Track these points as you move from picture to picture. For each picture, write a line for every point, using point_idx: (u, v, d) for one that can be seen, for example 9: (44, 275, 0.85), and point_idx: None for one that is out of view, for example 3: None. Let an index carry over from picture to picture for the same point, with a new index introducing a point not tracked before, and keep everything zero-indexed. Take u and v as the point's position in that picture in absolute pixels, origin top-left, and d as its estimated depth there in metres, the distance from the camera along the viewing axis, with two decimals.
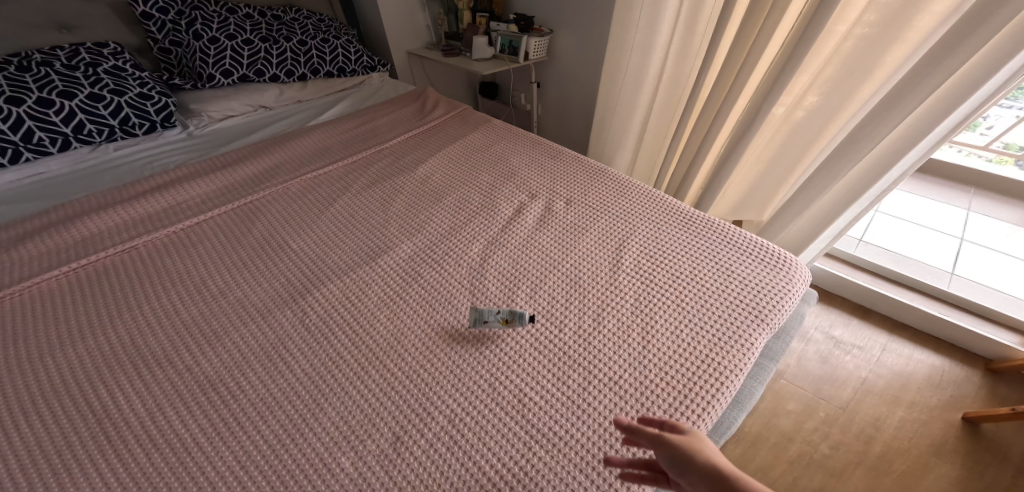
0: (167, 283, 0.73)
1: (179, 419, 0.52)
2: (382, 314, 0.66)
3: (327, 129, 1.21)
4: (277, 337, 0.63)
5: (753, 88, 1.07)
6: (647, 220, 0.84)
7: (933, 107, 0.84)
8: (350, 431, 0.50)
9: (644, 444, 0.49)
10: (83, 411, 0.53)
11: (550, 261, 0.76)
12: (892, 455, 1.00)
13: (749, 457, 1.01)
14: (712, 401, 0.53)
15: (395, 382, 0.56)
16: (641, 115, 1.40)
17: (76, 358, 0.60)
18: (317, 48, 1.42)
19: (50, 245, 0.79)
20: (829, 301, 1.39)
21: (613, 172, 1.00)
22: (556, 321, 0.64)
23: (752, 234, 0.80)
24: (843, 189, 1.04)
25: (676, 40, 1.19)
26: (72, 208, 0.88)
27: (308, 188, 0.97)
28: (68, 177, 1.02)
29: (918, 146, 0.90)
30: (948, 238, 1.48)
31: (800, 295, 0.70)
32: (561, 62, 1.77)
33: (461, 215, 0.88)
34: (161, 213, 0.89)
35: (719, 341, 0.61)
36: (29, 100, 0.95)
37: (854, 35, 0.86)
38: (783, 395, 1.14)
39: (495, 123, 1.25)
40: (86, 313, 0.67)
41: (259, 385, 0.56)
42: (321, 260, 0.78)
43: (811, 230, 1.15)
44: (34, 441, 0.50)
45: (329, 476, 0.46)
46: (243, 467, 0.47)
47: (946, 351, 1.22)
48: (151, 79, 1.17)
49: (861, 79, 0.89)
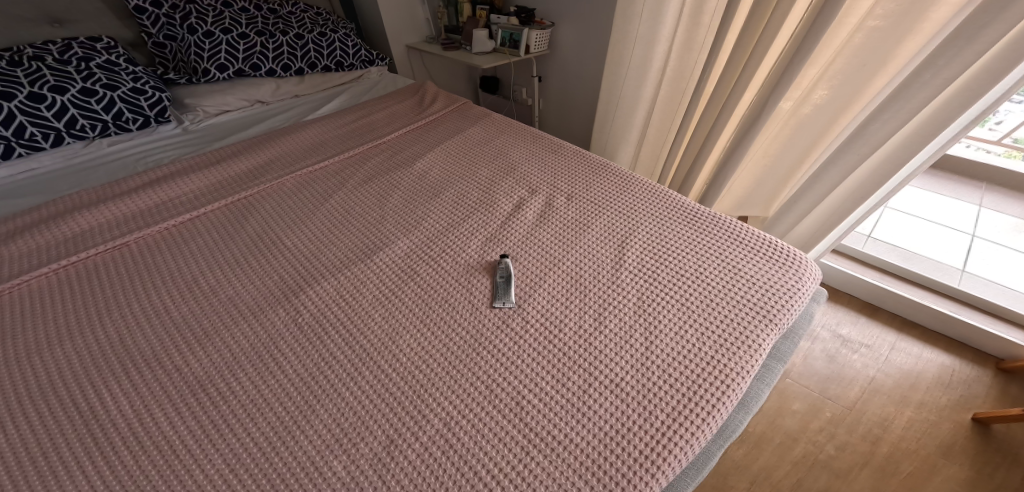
0: (159, 281, 0.71)
1: (167, 421, 0.51)
2: (377, 313, 0.64)
3: (324, 124, 1.19)
4: (270, 337, 0.61)
5: (761, 82, 1.05)
6: (650, 216, 0.82)
7: (950, 101, 0.80)
8: (342, 434, 0.48)
9: (646, 448, 0.47)
10: (69, 412, 0.52)
11: (550, 258, 0.74)
12: (900, 456, 0.98)
13: (753, 458, 0.99)
14: (718, 404, 0.51)
15: (391, 384, 0.54)
16: (645, 109, 1.37)
17: (64, 357, 0.58)
18: (314, 42, 1.40)
19: (39, 241, 0.77)
20: (836, 299, 1.37)
21: (615, 167, 0.98)
22: (556, 321, 0.62)
23: (760, 231, 0.77)
24: (853, 185, 1.01)
25: (680, 32, 1.16)
26: (62, 204, 0.87)
27: (303, 183, 0.95)
28: (60, 173, 1.00)
29: (933, 142, 0.86)
30: (959, 234, 1.45)
31: (810, 294, 0.68)
32: (563, 55, 1.74)
33: (460, 211, 0.86)
34: (154, 208, 0.87)
35: (725, 342, 0.58)
36: (20, 95, 0.93)
37: (867, 27, 0.83)
38: (789, 395, 1.12)
39: (495, 117, 1.22)
40: (75, 312, 0.65)
41: (250, 386, 0.54)
42: (316, 257, 0.76)
43: (819, 226, 1.12)
44: (18, 444, 0.48)
45: (320, 481, 0.44)
46: (232, 471, 0.45)
47: (956, 350, 1.20)
48: (145, 73, 1.14)
49: (872, 71, 0.87)
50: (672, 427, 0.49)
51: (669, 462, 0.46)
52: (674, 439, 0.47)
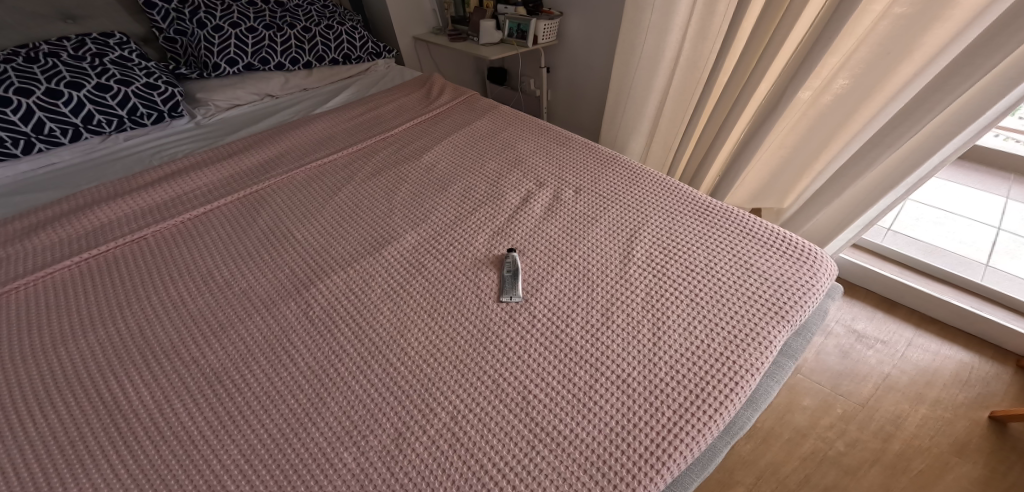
0: (175, 275, 0.72)
1: (186, 412, 0.52)
2: (386, 307, 0.65)
3: (333, 117, 1.19)
4: (283, 330, 0.62)
5: (778, 71, 1.02)
6: (660, 210, 0.81)
7: (985, 88, 0.76)
8: (352, 427, 0.49)
9: (651, 444, 0.46)
10: (93, 403, 0.53)
11: (558, 252, 0.73)
12: (911, 453, 0.97)
13: (760, 453, 0.98)
14: (726, 401, 0.51)
15: (404, 376, 0.55)
16: (656, 100, 1.33)
17: (87, 349, 0.60)
18: (321, 35, 1.39)
19: (61, 235, 0.79)
20: (852, 294, 1.34)
21: (624, 159, 0.96)
22: (563, 316, 0.62)
23: (774, 225, 0.76)
24: (879, 175, 0.97)
25: (695, 21, 1.13)
26: (80, 199, 0.88)
27: (313, 176, 0.96)
28: (78, 168, 1.02)
29: (963, 131, 0.82)
30: (986, 227, 1.39)
31: (825, 289, 0.66)
32: (572, 46, 1.72)
33: (467, 204, 0.86)
34: (169, 202, 0.89)
35: (735, 338, 0.58)
36: (38, 92, 0.95)
37: (892, 14, 0.80)
38: (799, 391, 1.10)
39: (502, 109, 1.21)
40: (96, 304, 0.67)
41: (264, 378, 0.56)
42: (326, 250, 0.77)
43: (840, 218, 1.09)
44: (44, 433, 0.50)
45: (332, 473, 0.45)
46: (248, 462, 0.46)
47: (975, 347, 1.17)
48: (158, 68, 1.15)
49: (898, 60, 0.83)
50: (678, 424, 0.48)
51: (674, 458, 0.45)
52: (680, 434, 0.47)
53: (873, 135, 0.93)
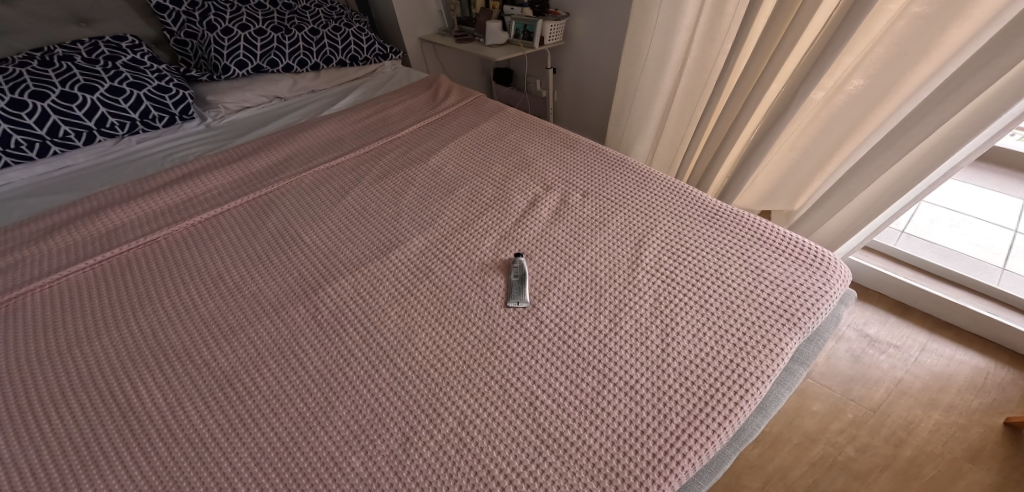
0: (186, 277, 0.73)
1: (197, 415, 0.53)
2: (392, 311, 0.65)
3: (341, 119, 1.20)
4: (292, 333, 0.63)
5: (788, 73, 1.01)
6: (669, 214, 0.80)
7: (1003, 88, 0.74)
8: (360, 431, 0.50)
9: (659, 451, 0.46)
10: (108, 404, 0.54)
11: (566, 256, 0.73)
12: (923, 459, 0.95)
13: (769, 458, 0.97)
14: (735, 409, 0.50)
15: (412, 380, 0.55)
16: (664, 100, 1.32)
17: (101, 351, 0.61)
18: (328, 37, 1.39)
19: (77, 237, 0.80)
20: (864, 298, 1.32)
21: (632, 162, 0.96)
22: (570, 322, 0.61)
23: (787, 230, 0.75)
24: (892, 178, 0.95)
25: (702, 21, 1.12)
26: (95, 201, 0.90)
27: (322, 179, 0.97)
28: (91, 170, 1.04)
29: (980, 133, 0.80)
30: (1004, 229, 1.36)
31: (838, 296, 0.65)
32: (578, 47, 1.71)
33: (474, 208, 0.86)
34: (180, 204, 0.90)
35: (744, 344, 0.57)
36: (53, 95, 0.96)
37: (909, 13, 0.78)
38: (809, 395, 1.09)
39: (509, 111, 1.21)
40: (110, 306, 0.68)
41: (274, 381, 0.56)
42: (333, 254, 0.77)
43: (853, 221, 1.07)
44: (60, 435, 0.51)
45: (341, 478, 0.45)
46: (259, 465, 0.47)
47: (991, 353, 1.15)
48: (169, 72, 1.16)
49: (914, 60, 0.82)
50: (686, 431, 0.48)
51: (680, 466, 0.45)
52: (689, 441, 0.47)
53: (885, 137, 0.92)
